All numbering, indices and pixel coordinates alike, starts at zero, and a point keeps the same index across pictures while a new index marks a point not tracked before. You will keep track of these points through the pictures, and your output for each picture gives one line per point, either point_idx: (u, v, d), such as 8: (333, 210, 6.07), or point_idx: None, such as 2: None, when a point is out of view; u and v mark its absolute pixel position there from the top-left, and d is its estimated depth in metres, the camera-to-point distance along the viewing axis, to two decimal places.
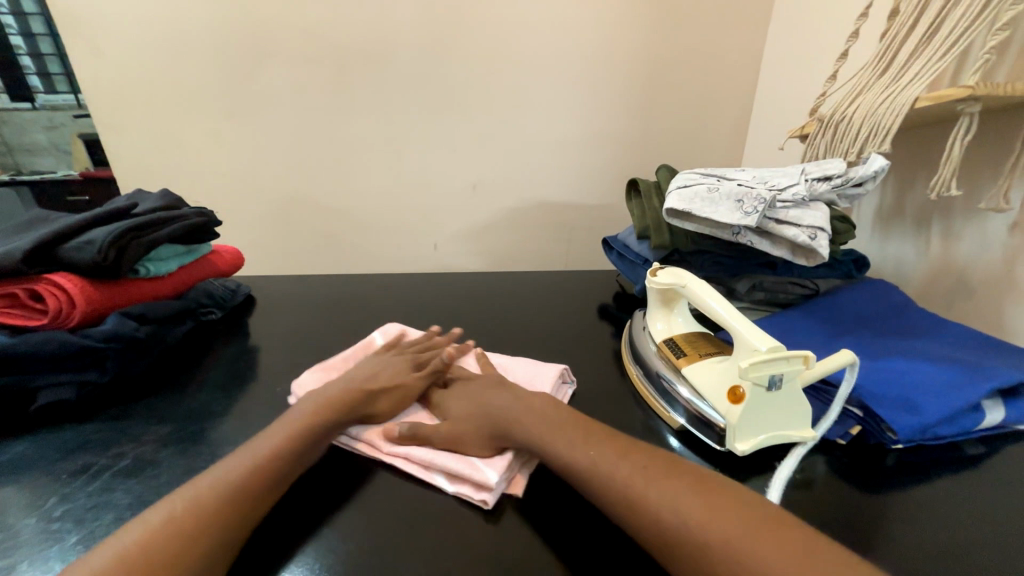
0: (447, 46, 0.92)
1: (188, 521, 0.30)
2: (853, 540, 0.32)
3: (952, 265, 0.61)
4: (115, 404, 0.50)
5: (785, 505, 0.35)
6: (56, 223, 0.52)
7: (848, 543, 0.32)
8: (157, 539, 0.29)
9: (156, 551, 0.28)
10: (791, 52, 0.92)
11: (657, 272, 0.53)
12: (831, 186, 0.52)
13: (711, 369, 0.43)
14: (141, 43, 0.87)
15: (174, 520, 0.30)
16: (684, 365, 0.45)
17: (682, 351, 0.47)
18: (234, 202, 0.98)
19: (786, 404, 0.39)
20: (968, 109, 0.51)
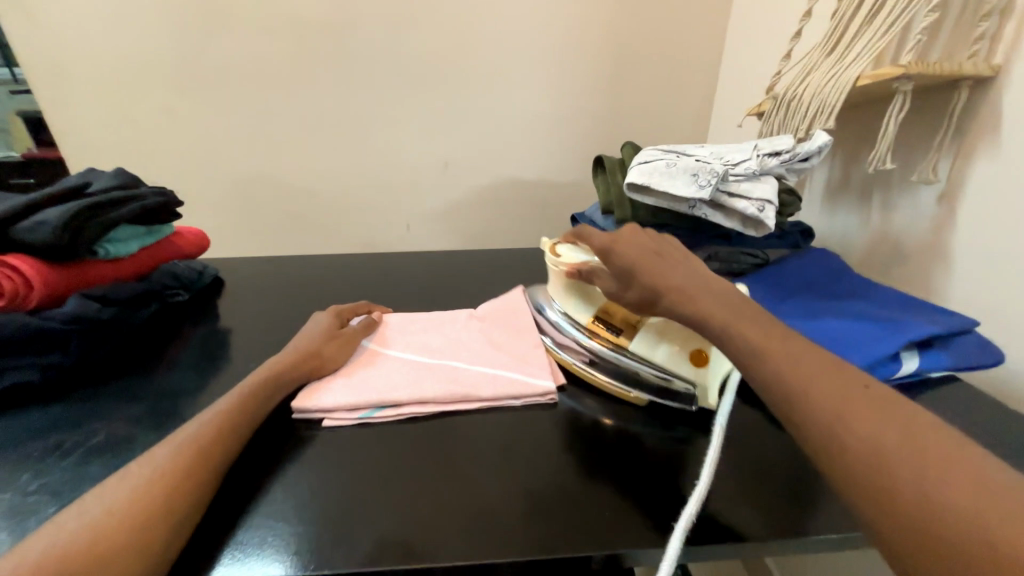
0: (412, 20, 0.90)
1: (170, 477, 0.31)
2: (787, 500, 0.37)
3: (888, 235, 0.66)
4: (82, 385, 0.49)
5: (729, 468, 0.40)
6: (5, 203, 0.50)
7: (783, 503, 0.37)
8: (139, 494, 0.30)
9: (137, 503, 0.29)
10: (751, 31, 0.95)
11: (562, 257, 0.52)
12: (779, 161, 0.56)
13: (658, 339, 0.46)
14: (84, 13, 0.82)
15: (152, 479, 0.31)
16: (628, 341, 0.46)
17: (617, 326, 0.48)
18: (196, 183, 0.95)
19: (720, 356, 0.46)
20: (903, 87, 0.54)
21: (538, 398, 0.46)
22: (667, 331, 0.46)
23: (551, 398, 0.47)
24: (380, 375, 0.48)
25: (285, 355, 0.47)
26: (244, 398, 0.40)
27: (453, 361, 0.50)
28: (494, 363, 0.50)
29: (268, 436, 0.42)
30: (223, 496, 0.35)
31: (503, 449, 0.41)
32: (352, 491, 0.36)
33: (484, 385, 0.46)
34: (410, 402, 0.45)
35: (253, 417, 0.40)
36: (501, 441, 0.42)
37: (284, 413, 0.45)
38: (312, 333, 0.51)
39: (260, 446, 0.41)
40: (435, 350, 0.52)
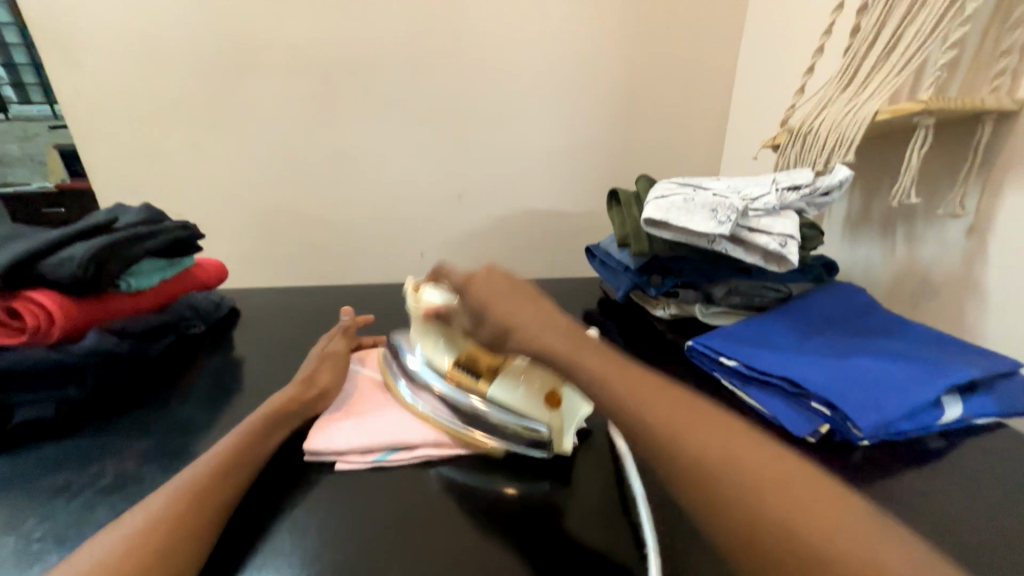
0: (430, 59, 0.93)
1: (167, 529, 0.30)
2: None
3: (915, 267, 0.64)
4: (95, 420, 0.49)
5: None
6: (33, 239, 0.52)
7: None
8: (135, 547, 0.29)
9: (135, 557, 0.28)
10: (763, 65, 0.96)
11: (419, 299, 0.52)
12: (800, 195, 0.55)
13: (516, 382, 0.44)
14: (121, 55, 0.86)
15: (150, 530, 0.30)
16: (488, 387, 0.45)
17: (479, 369, 0.46)
18: (217, 213, 0.98)
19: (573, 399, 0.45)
20: (924, 121, 0.54)
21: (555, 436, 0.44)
22: (520, 374, 0.44)
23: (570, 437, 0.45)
24: (388, 416, 0.46)
25: (287, 398, 0.46)
26: (245, 438, 0.40)
27: None
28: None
29: (270, 475, 0.41)
30: (225, 543, 0.34)
31: (517, 493, 0.39)
32: (362, 540, 0.35)
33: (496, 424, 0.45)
34: (422, 445, 0.43)
35: (253, 459, 0.39)
36: (515, 484, 0.40)
37: (290, 453, 0.43)
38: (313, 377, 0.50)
39: (263, 488, 0.39)
40: None
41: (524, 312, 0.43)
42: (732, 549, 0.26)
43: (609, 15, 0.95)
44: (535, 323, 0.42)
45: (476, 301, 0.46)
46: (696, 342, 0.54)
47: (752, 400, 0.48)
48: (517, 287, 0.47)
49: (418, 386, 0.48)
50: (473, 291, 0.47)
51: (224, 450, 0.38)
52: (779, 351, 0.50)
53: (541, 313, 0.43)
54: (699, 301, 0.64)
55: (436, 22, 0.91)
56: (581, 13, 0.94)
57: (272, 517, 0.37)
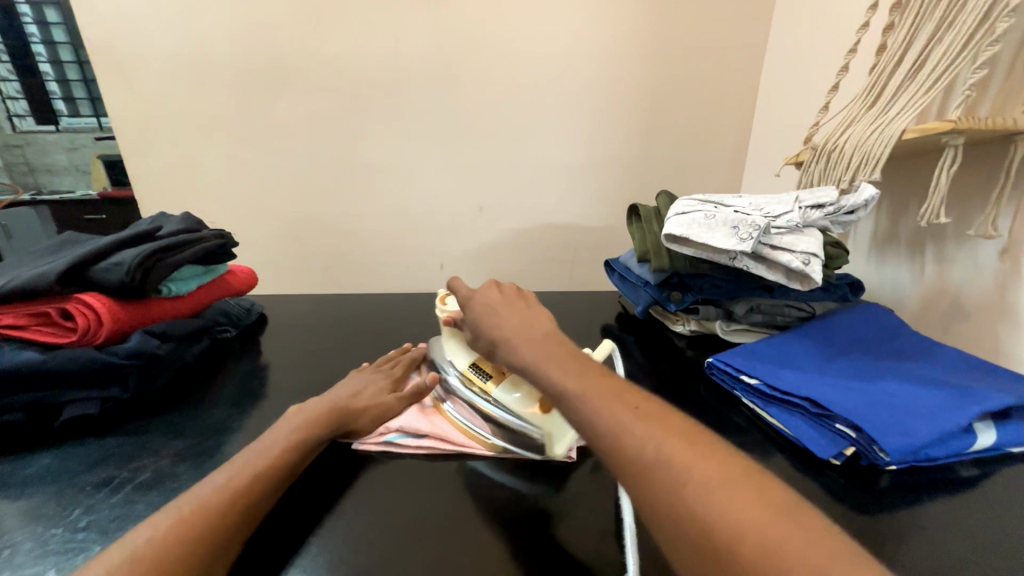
0: (455, 76, 0.96)
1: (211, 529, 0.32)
2: None
3: (946, 290, 0.62)
4: (134, 418, 0.52)
5: None
6: (86, 246, 0.55)
7: None
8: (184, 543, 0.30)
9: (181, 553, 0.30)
10: (785, 83, 0.96)
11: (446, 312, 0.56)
12: (823, 213, 0.55)
13: (519, 387, 0.45)
14: (167, 74, 0.92)
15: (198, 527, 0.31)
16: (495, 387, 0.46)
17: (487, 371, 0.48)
18: (249, 222, 1.02)
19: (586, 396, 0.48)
20: (953, 141, 0.53)
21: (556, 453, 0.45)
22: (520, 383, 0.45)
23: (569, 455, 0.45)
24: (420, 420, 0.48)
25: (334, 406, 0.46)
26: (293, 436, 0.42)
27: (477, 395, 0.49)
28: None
29: (313, 472, 0.43)
30: (260, 540, 0.36)
31: (532, 506, 0.39)
32: (387, 545, 0.36)
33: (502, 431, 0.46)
34: (429, 437, 0.46)
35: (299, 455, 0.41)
36: (530, 496, 0.41)
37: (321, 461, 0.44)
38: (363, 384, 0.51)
39: (304, 486, 0.41)
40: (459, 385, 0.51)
41: (510, 324, 0.45)
42: (666, 531, 0.27)
43: (630, 34, 0.97)
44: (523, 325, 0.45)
45: (477, 315, 0.49)
46: (716, 359, 0.54)
47: (774, 419, 0.47)
48: (515, 301, 0.49)
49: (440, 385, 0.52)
50: (474, 305, 0.50)
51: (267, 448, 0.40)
52: (802, 371, 0.49)
53: (530, 320, 0.46)
54: (720, 319, 0.64)
55: (461, 41, 0.94)
56: (604, 32, 0.96)
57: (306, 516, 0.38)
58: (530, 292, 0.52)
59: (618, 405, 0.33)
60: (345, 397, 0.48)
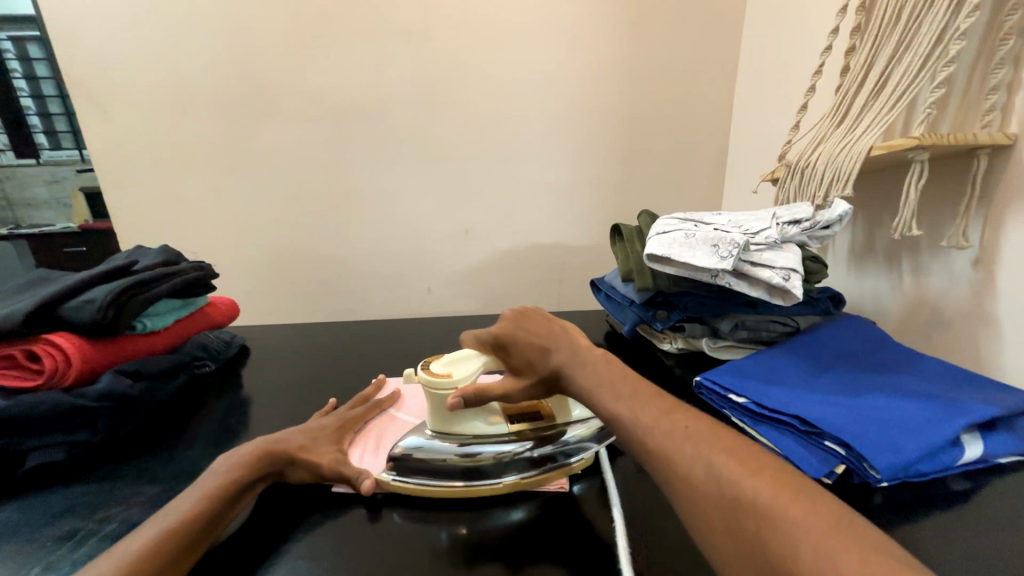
0: (438, 103, 0.98)
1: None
2: None
3: (925, 300, 0.63)
4: (104, 463, 0.49)
5: None
6: (57, 284, 0.54)
7: None
8: None
9: None
10: (757, 104, 0.99)
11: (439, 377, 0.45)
12: (800, 229, 0.55)
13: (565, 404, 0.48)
14: (149, 107, 0.92)
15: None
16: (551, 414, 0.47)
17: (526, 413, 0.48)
18: (231, 252, 1.01)
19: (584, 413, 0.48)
20: (919, 157, 0.55)
21: (546, 484, 0.44)
22: (563, 401, 0.48)
23: (561, 485, 0.44)
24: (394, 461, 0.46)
25: (279, 443, 0.45)
26: (254, 461, 0.42)
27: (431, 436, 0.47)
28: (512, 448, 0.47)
29: (275, 497, 0.43)
30: (208, 564, 0.36)
31: (523, 535, 0.38)
32: None
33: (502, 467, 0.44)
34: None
35: (253, 479, 0.41)
36: (523, 525, 0.39)
37: (272, 503, 0.43)
38: (319, 426, 0.49)
39: (265, 507, 0.42)
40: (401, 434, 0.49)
41: (575, 353, 0.44)
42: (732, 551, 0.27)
43: (607, 60, 1.00)
44: (584, 355, 0.44)
45: (528, 351, 0.46)
46: (704, 378, 0.54)
47: (764, 438, 0.46)
48: (550, 327, 0.49)
49: (402, 447, 0.46)
50: (512, 337, 0.47)
51: (235, 477, 0.40)
52: (791, 388, 0.49)
53: (579, 341, 0.46)
54: (706, 336, 0.64)
55: (443, 70, 0.97)
56: (581, 58, 0.99)
57: (260, 548, 0.38)
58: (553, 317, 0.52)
59: (666, 424, 0.34)
60: (288, 437, 0.46)
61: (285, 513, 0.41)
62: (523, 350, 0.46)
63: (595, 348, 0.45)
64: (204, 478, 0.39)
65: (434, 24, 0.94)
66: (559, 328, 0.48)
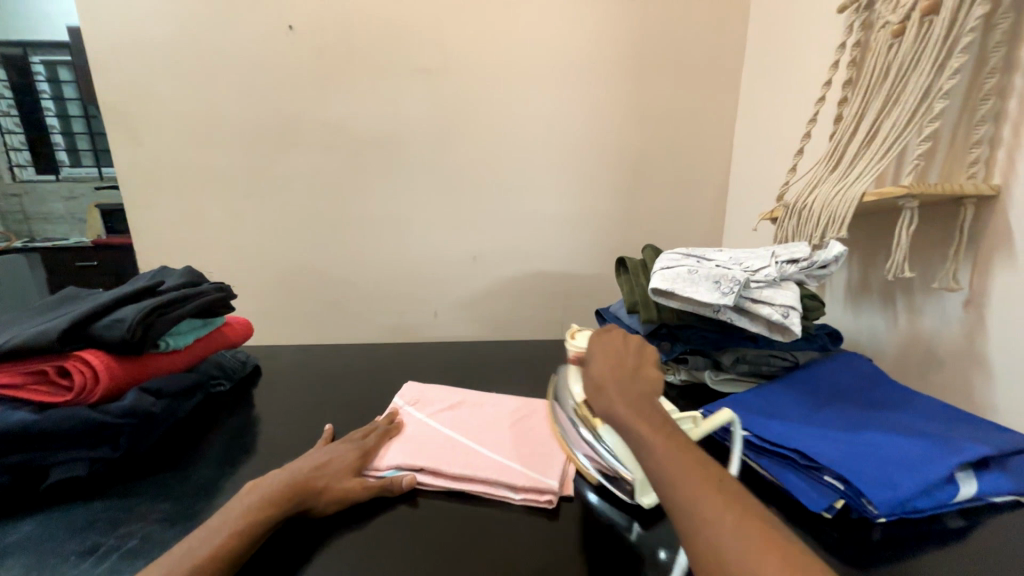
0: (451, 137, 1.03)
1: None
2: None
3: (920, 339, 0.65)
4: (121, 480, 0.50)
5: None
6: (89, 303, 0.56)
7: None
8: None
9: None
10: (755, 145, 1.04)
11: (575, 336, 0.61)
12: (798, 268, 0.58)
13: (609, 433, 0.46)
14: (178, 133, 0.97)
15: None
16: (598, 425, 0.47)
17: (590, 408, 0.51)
18: (245, 271, 1.04)
19: None
20: (908, 204, 0.58)
21: (537, 498, 0.47)
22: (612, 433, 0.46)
23: (550, 500, 0.47)
24: (426, 462, 0.51)
25: (298, 480, 0.45)
26: (277, 497, 0.42)
27: (466, 447, 0.54)
28: (514, 456, 0.52)
29: (294, 529, 0.44)
30: None
31: (569, 548, 0.42)
32: None
33: (504, 475, 0.49)
34: (427, 470, 0.50)
35: (277, 516, 0.41)
36: (571, 537, 0.43)
37: (288, 531, 0.43)
38: (335, 456, 0.50)
39: (289, 537, 0.43)
40: (423, 446, 0.54)
41: (618, 377, 0.47)
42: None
43: (612, 102, 1.06)
44: (627, 383, 0.46)
45: (596, 358, 0.51)
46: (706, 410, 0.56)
47: (765, 471, 0.48)
48: (627, 353, 0.52)
49: (441, 441, 0.55)
50: (597, 343, 0.54)
51: (261, 513, 0.41)
52: (790, 421, 0.50)
53: (635, 376, 0.48)
54: (708, 368, 0.66)
55: (457, 106, 1.02)
56: (588, 99, 1.05)
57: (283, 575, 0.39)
58: (646, 349, 0.52)
59: (664, 444, 0.37)
60: (311, 468, 0.47)
61: (307, 545, 0.42)
62: (591, 351, 0.53)
63: (647, 386, 0.46)
64: (229, 516, 0.40)
65: (450, 65, 1.01)
66: (633, 359, 0.50)
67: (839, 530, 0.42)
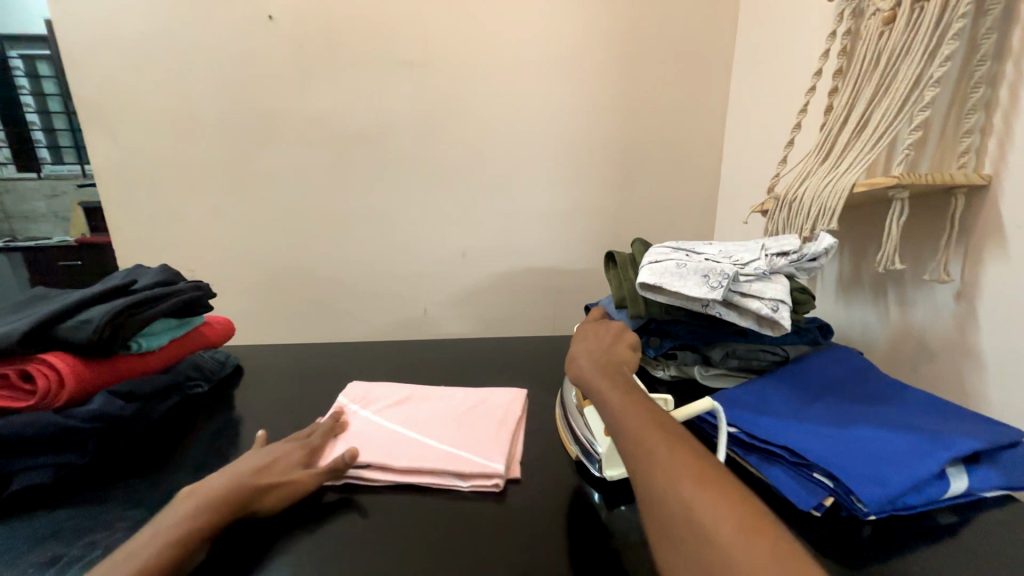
0: (439, 130, 1.01)
1: None
2: None
3: (910, 331, 0.65)
4: (89, 487, 0.49)
5: None
6: (55, 303, 0.54)
7: None
8: None
9: None
10: (747, 137, 1.03)
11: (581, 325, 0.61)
12: (788, 261, 0.57)
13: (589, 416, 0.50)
14: (156, 128, 0.94)
15: None
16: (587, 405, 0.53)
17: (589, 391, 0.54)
18: (228, 269, 1.02)
19: None
20: (899, 195, 0.57)
21: (484, 483, 0.48)
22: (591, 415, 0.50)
23: (498, 484, 0.47)
24: (372, 454, 0.51)
25: (241, 479, 0.43)
26: (221, 498, 0.41)
27: (417, 439, 0.53)
28: (463, 445, 0.52)
29: (241, 531, 0.42)
30: None
31: (522, 535, 0.42)
32: None
33: (452, 464, 0.49)
34: (375, 465, 0.49)
35: (223, 518, 0.40)
36: (527, 523, 0.43)
37: (236, 534, 0.42)
38: (275, 453, 0.49)
39: (239, 538, 0.42)
40: (371, 439, 0.53)
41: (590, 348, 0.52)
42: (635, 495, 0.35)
43: (602, 93, 1.04)
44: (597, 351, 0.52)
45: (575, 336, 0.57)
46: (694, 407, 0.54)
47: (753, 468, 0.47)
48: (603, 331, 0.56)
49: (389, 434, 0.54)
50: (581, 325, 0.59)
51: (206, 516, 0.39)
52: (778, 417, 0.49)
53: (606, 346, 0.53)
54: (698, 363, 0.64)
55: (444, 99, 1.00)
56: (578, 91, 1.03)
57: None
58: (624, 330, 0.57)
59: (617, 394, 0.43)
60: (253, 468, 0.45)
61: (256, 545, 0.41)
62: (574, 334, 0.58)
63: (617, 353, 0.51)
64: (168, 522, 0.38)
65: (438, 57, 0.98)
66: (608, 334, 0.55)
67: (826, 528, 0.41)
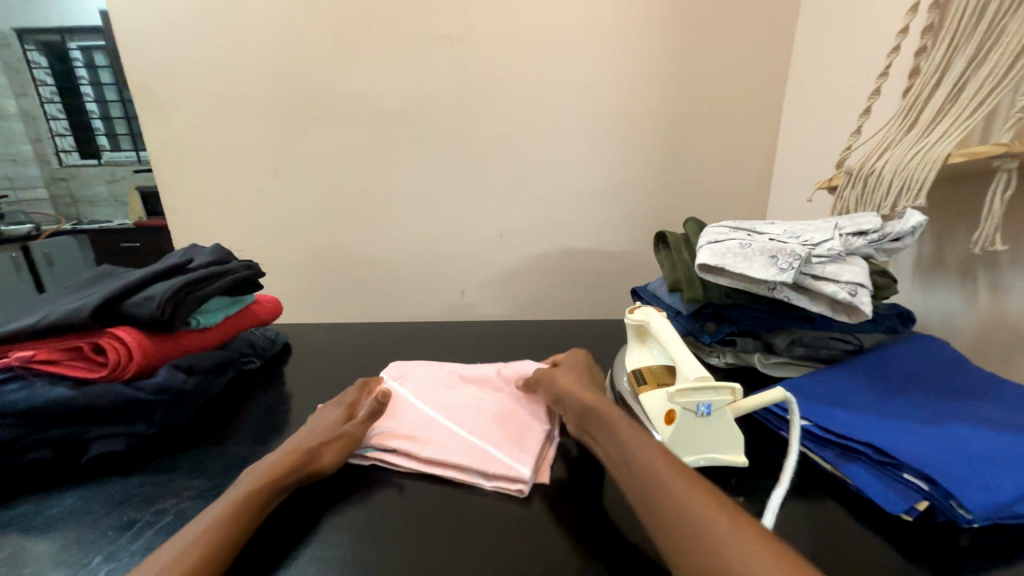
0: (478, 107, 0.98)
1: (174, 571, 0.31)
2: None
3: (1006, 320, 0.58)
4: (158, 456, 0.51)
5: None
6: (119, 280, 0.56)
7: None
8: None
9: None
10: (810, 107, 0.94)
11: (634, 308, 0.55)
12: (867, 241, 0.52)
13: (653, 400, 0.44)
14: (204, 111, 0.97)
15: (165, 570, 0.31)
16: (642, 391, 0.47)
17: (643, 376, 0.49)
18: (274, 250, 1.04)
19: (713, 430, 0.42)
20: (1005, 165, 0.50)
21: (507, 486, 0.44)
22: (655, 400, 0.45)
23: (521, 489, 0.43)
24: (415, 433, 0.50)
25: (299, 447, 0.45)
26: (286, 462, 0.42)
27: (445, 426, 0.51)
28: (492, 436, 0.49)
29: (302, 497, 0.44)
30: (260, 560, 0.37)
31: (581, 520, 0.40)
32: None
33: (476, 459, 0.46)
34: (400, 451, 0.48)
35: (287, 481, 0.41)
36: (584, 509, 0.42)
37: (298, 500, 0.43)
38: (319, 425, 0.49)
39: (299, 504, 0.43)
40: (404, 421, 0.52)
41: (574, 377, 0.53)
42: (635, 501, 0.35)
43: (650, 63, 0.98)
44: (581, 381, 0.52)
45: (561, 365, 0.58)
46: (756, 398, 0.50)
47: (828, 465, 0.43)
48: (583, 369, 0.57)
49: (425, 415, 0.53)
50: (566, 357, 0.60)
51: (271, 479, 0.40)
52: (856, 411, 0.45)
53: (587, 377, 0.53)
54: (759, 351, 0.60)
55: (483, 73, 0.97)
56: (624, 61, 0.97)
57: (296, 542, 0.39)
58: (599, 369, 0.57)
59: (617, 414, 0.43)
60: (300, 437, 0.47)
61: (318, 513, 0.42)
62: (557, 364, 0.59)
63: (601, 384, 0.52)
64: (239, 482, 0.40)
65: (477, 29, 0.95)
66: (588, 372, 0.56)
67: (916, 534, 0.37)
